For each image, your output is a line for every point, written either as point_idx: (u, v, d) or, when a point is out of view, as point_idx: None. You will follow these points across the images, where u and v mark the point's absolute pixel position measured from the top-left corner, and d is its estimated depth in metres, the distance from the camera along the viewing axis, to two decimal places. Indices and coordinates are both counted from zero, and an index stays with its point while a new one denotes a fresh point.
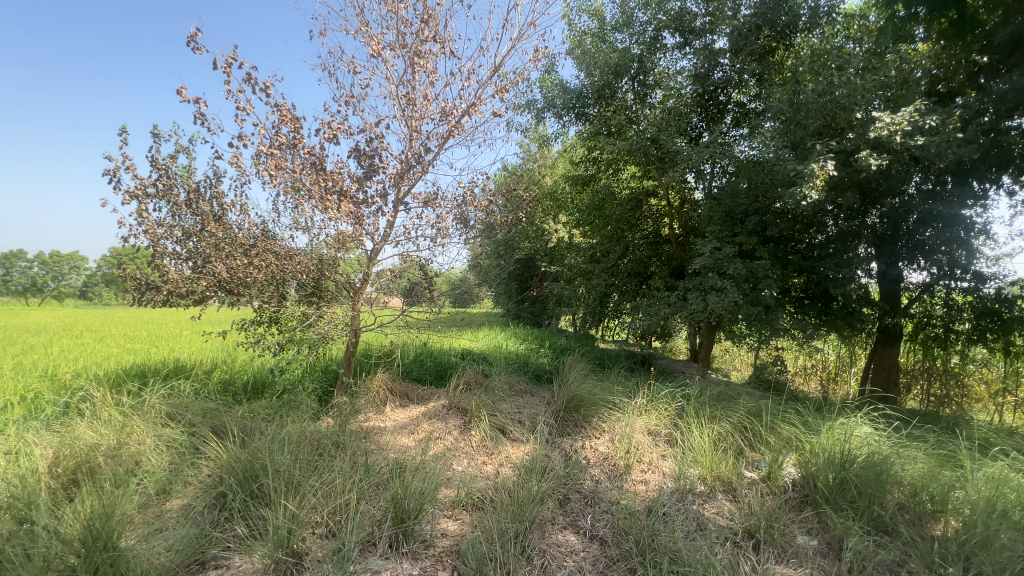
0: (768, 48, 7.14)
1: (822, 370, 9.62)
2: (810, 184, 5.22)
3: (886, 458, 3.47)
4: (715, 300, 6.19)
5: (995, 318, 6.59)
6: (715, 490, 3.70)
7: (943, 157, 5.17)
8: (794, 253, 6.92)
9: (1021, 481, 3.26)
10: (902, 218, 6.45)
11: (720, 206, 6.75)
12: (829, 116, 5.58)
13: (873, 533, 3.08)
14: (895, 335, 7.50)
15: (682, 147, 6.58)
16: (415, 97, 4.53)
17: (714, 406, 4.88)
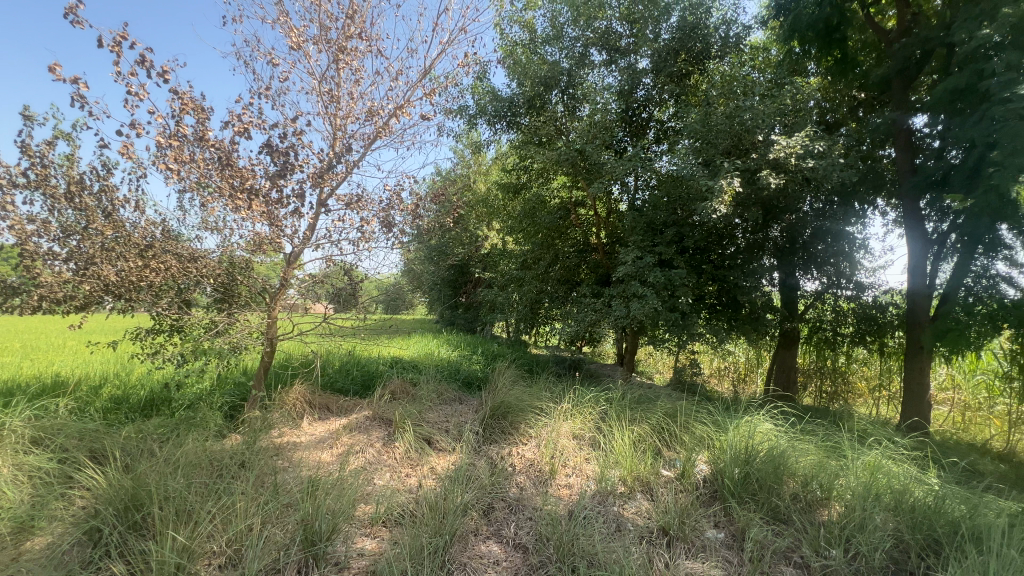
0: (685, 71, 7.66)
1: (733, 371, 10.37)
2: (720, 199, 5.63)
3: (784, 452, 3.75)
4: (637, 306, 6.46)
5: (872, 322, 7.48)
6: (634, 491, 3.84)
7: (829, 179, 5.79)
8: (708, 262, 7.37)
9: (892, 466, 3.67)
10: (799, 232, 7.10)
11: (642, 217, 7.10)
12: (737, 137, 6.11)
13: (772, 522, 3.33)
14: (793, 338, 8.25)
15: (607, 160, 6.88)
16: (339, 95, 4.33)
17: (635, 409, 5.08)
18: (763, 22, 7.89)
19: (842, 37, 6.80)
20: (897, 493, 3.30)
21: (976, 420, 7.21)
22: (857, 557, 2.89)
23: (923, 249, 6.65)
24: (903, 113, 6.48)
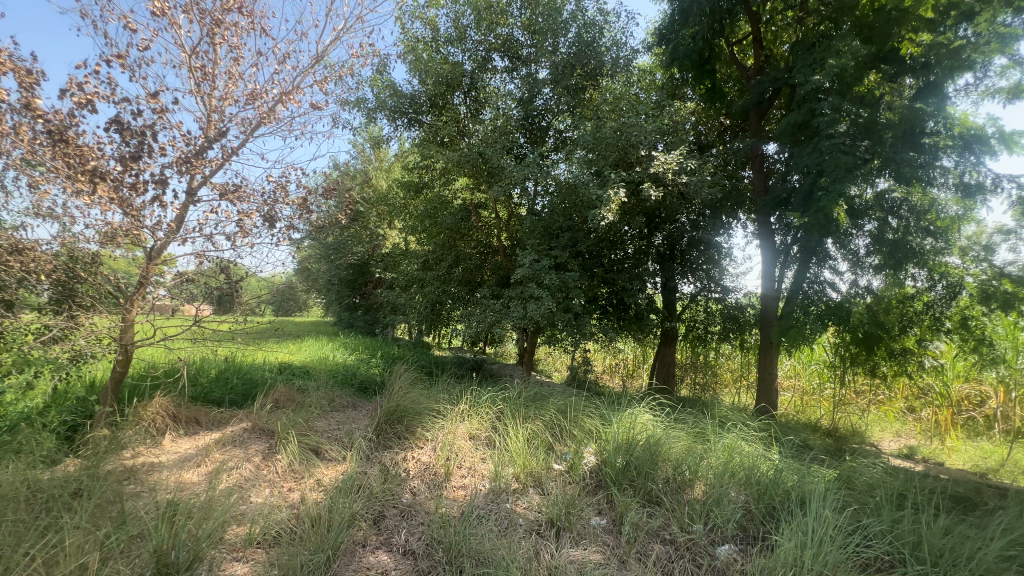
0: (580, 85, 8.11)
1: (623, 367, 11.16)
2: (607, 208, 6.07)
3: (659, 439, 4.12)
4: (534, 307, 6.72)
5: (735, 321, 8.47)
6: (526, 487, 3.97)
7: (700, 194, 6.51)
8: (599, 266, 7.82)
9: (744, 447, 4.21)
10: (678, 239, 8.06)
11: (539, 221, 7.37)
12: (623, 151, 6.61)
13: (647, 504, 3.63)
14: (672, 336, 9.07)
15: (507, 164, 7.04)
16: (215, 73, 3.89)
17: (529, 407, 5.25)
18: (650, 48, 8.64)
19: (712, 70, 7.71)
20: (748, 468, 3.77)
21: (810, 402, 8.56)
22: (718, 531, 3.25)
23: (772, 258, 7.73)
24: (759, 140, 7.49)
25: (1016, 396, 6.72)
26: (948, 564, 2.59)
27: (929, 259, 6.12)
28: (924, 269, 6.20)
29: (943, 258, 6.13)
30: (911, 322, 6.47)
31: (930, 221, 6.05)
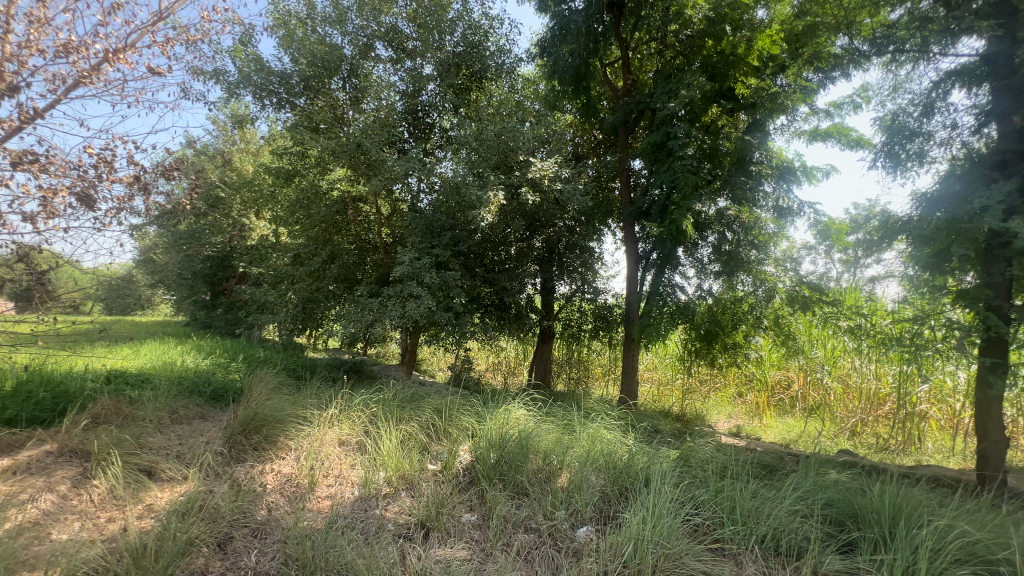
0: (465, 85, 8.12)
1: (505, 365, 11.47)
2: (487, 209, 6.26)
3: (529, 431, 4.31)
4: (412, 306, 6.61)
5: (604, 320, 9.20)
6: (398, 490, 3.87)
7: (572, 200, 7.01)
8: (480, 265, 7.95)
9: (606, 435, 4.57)
10: (556, 242, 8.50)
11: (421, 218, 7.23)
12: (503, 154, 6.89)
13: (515, 497, 3.77)
14: (549, 334, 9.57)
15: (387, 158, 6.80)
16: (11, 14, 3.16)
17: (405, 408, 5.14)
18: (534, 57, 8.98)
19: (587, 87, 8.29)
20: (606, 452, 4.11)
21: (665, 391, 9.65)
22: (577, 514, 3.49)
23: (635, 261, 8.49)
24: (625, 156, 8.25)
25: (811, 380, 8.33)
26: (754, 522, 3.08)
27: (752, 266, 7.32)
28: (749, 275, 7.35)
29: (761, 266, 7.35)
30: (741, 320, 7.58)
31: (753, 236, 7.39)
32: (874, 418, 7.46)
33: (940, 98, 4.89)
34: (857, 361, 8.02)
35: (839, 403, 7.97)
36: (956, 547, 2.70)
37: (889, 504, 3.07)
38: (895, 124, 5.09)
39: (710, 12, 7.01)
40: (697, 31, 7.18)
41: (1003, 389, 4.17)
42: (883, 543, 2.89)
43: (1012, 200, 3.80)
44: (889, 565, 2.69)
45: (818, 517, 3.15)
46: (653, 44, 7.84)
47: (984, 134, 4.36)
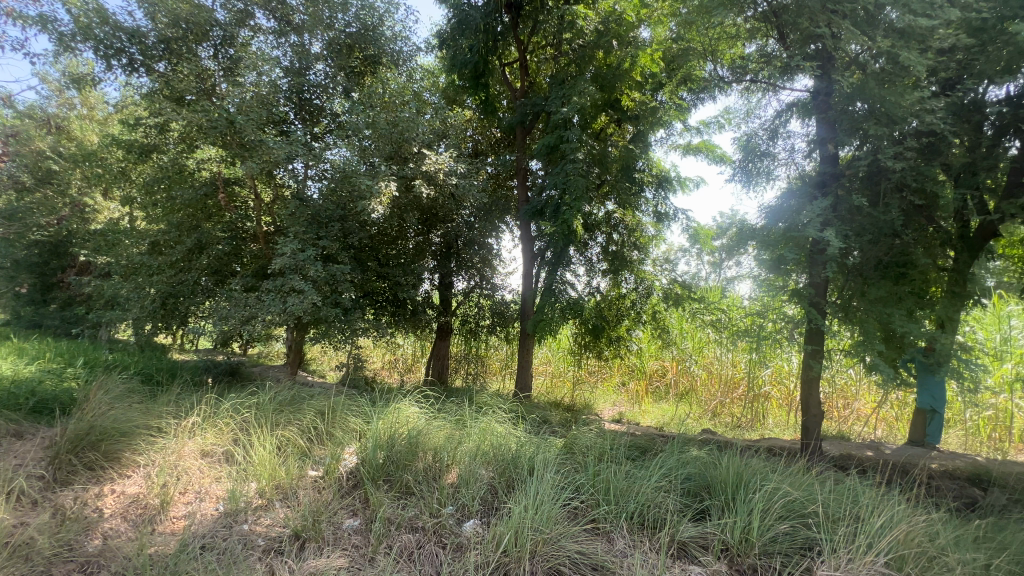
0: (359, 68, 7.65)
1: (402, 362, 11.11)
2: (378, 200, 6.11)
3: (420, 429, 4.23)
4: (295, 301, 6.12)
5: (500, 316, 9.30)
6: (271, 501, 3.56)
7: (468, 195, 7.06)
8: (374, 259, 7.62)
9: (497, 428, 4.62)
10: (454, 238, 8.44)
11: (306, 207, 6.71)
12: (397, 144, 6.66)
13: (401, 497, 3.66)
14: (447, 330, 9.44)
15: (265, 139, 6.18)
16: None
17: (284, 413, 4.75)
18: (433, 49, 8.81)
19: (485, 84, 8.34)
20: (496, 444, 4.17)
21: (557, 383, 10.09)
22: (465, 509, 3.48)
23: (530, 259, 8.71)
24: (522, 156, 8.44)
25: (681, 368, 9.30)
26: (625, 501, 3.35)
27: (634, 266, 8.00)
28: (632, 273, 8.04)
29: (641, 265, 8.05)
30: (624, 315, 8.19)
31: (636, 238, 8.08)
32: (730, 400, 8.56)
33: (781, 126, 5.72)
34: (718, 351, 9.12)
35: (704, 388, 9.01)
36: (780, 506, 3.18)
37: (733, 474, 3.52)
38: (749, 145, 5.85)
39: (599, 25, 7.49)
40: (588, 42, 7.57)
41: (820, 372, 5.02)
42: (727, 508, 3.31)
43: (826, 214, 4.58)
44: (730, 527, 3.08)
45: (677, 491, 3.51)
46: (549, 49, 8.11)
47: (811, 159, 5.18)
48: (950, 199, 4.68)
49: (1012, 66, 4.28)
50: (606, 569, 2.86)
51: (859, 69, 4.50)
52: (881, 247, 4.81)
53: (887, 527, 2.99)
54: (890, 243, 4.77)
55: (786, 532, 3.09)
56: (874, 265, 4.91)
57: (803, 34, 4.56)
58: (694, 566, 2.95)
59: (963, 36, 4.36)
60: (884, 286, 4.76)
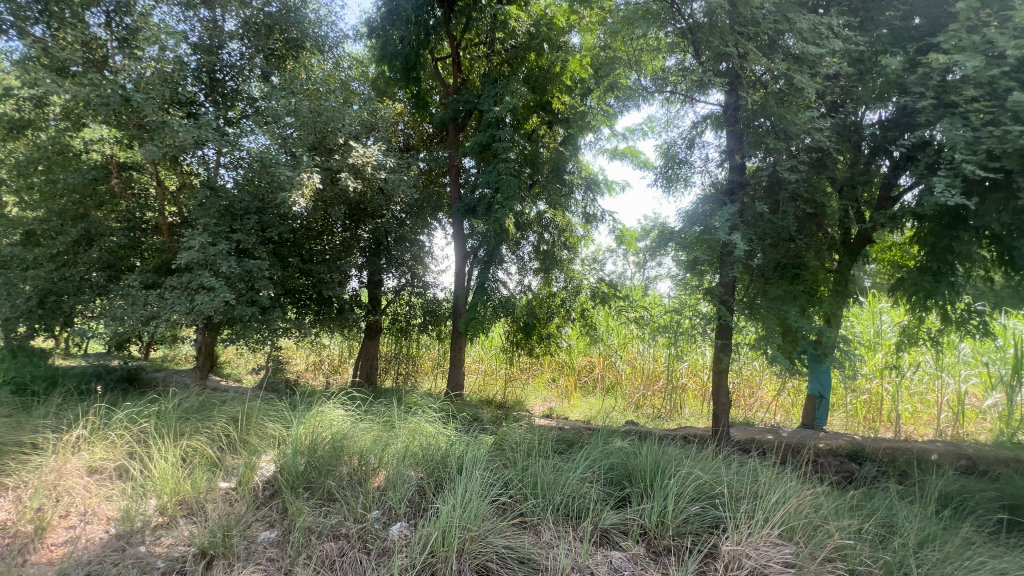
0: (280, 51, 7.12)
1: (328, 363, 10.59)
2: (299, 192, 5.75)
3: (345, 432, 4.04)
4: (204, 299, 5.63)
5: (433, 314, 9.00)
6: (175, 519, 3.27)
7: (398, 190, 6.88)
8: (295, 255, 7.18)
9: (427, 428, 4.52)
10: (384, 234, 8.09)
11: (217, 197, 6.20)
12: (321, 134, 6.32)
13: (322, 504, 3.49)
14: (376, 330, 9.05)
15: (169, 120, 5.59)
16: None
17: (191, 421, 4.35)
18: (362, 37, 8.47)
19: (417, 78, 8.17)
20: (425, 444, 4.09)
21: (490, 380, 10.14)
22: (392, 513, 3.39)
23: (462, 256, 8.62)
24: (455, 153, 8.35)
25: (608, 363, 9.70)
26: (551, 493, 3.44)
27: (564, 265, 8.24)
28: (562, 272, 8.27)
29: (570, 264, 8.30)
30: (554, 313, 8.37)
31: (566, 238, 8.34)
32: (651, 392, 9.08)
33: (698, 136, 6.14)
34: (641, 346, 9.61)
35: (628, 381, 9.47)
36: (692, 489, 3.43)
37: (652, 462, 3.74)
38: (669, 152, 6.22)
39: (531, 28, 7.60)
40: (521, 43, 7.67)
41: (728, 364, 5.47)
42: (646, 494, 3.51)
43: (733, 220, 5.00)
44: (648, 512, 3.28)
45: (601, 481, 3.66)
46: (482, 47, 8.09)
47: (722, 168, 5.61)
48: (835, 208, 5.28)
49: (882, 94, 4.91)
50: (532, 562, 2.93)
51: (762, 88, 4.94)
52: (779, 251, 5.33)
53: (781, 502, 3.32)
54: (786, 247, 5.30)
55: (696, 513, 3.34)
56: (773, 267, 5.43)
57: (714, 53, 4.93)
58: (615, 551, 3.11)
59: (845, 65, 4.93)
60: (782, 285, 5.28)
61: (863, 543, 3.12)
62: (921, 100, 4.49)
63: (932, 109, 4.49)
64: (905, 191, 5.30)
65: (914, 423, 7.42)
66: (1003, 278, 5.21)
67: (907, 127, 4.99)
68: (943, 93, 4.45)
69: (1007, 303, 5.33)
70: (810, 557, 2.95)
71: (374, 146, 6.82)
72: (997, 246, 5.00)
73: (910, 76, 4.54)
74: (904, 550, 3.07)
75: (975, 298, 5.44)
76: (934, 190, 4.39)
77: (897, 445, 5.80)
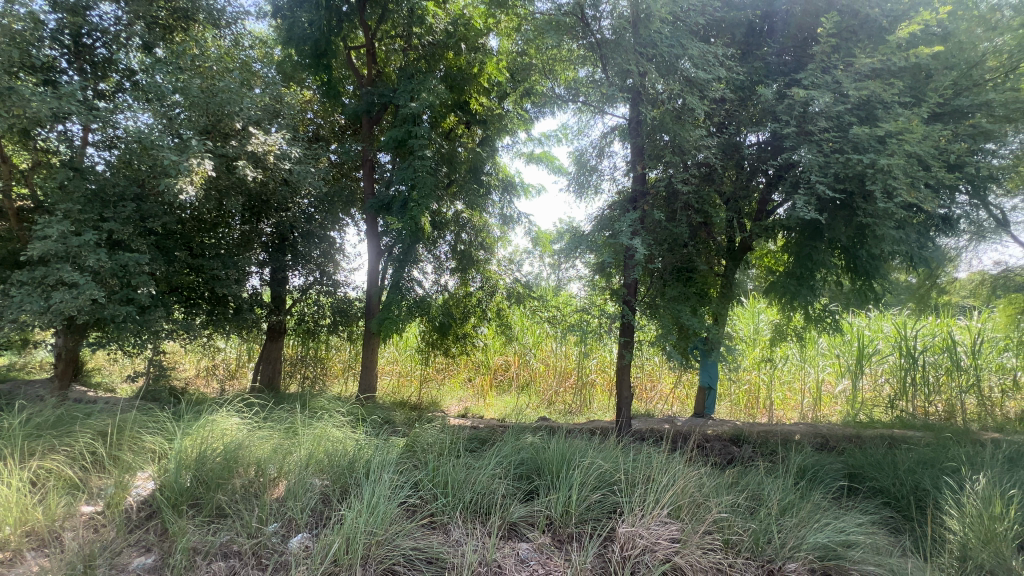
0: (165, 21, 6.34)
1: (223, 368, 9.61)
2: (188, 179, 5.19)
3: (239, 442, 3.72)
4: (64, 297, 4.87)
5: (343, 314, 8.47)
6: (21, 553, 2.82)
7: (304, 182, 6.46)
8: (183, 248, 6.46)
9: (334, 432, 4.30)
10: (288, 229, 7.59)
11: (82, 180, 5.39)
12: (214, 117, 5.76)
13: (210, 522, 3.19)
14: (280, 331, 8.31)
15: (19, 86, 4.75)
16: None
17: (46, 438, 3.76)
18: (266, 16, 7.86)
19: (328, 65, 7.74)
20: (331, 449, 3.88)
21: (404, 382, 9.89)
22: (293, 524, 3.19)
23: (375, 254, 8.30)
24: (369, 147, 8.05)
25: (522, 361, 9.91)
26: (461, 491, 3.47)
27: (480, 265, 8.28)
28: (478, 272, 8.31)
29: (486, 265, 8.36)
30: (470, 312, 8.38)
31: (483, 238, 8.36)
32: (563, 389, 9.45)
33: (607, 145, 6.51)
34: (554, 344, 9.94)
35: (541, 379, 9.76)
36: (594, 478, 3.65)
37: (559, 454, 3.90)
38: (581, 159, 6.52)
39: (449, 26, 7.54)
40: (438, 40, 7.59)
41: (630, 360, 5.86)
42: (552, 486, 3.66)
43: (635, 226, 5.37)
44: (554, 503, 3.43)
45: (510, 476, 3.75)
46: (399, 41, 7.87)
47: (628, 177, 6.00)
48: (721, 219, 5.89)
49: (759, 120, 5.57)
50: (440, 561, 2.93)
51: (661, 105, 5.36)
52: (675, 256, 5.83)
53: (670, 484, 3.65)
54: (680, 252, 5.80)
55: (598, 500, 3.56)
56: (670, 270, 5.91)
57: (620, 69, 5.25)
58: (522, 542, 3.21)
59: (729, 91, 5.52)
60: (676, 287, 5.78)
61: (736, 515, 3.52)
62: (787, 127, 5.16)
63: (795, 136, 5.18)
64: (777, 206, 6.05)
65: (783, 408, 8.51)
66: (850, 282, 6.15)
67: (778, 150, 5.69)
68: (803, 122, 5.16)
69: (853, 303, 6.30)
70: (693, 531, 3.27)
71: (277, 133, 6.36)
72: (845, 255, 5.89)
73: (780, 106, 5.20)
74: (769, 518, 3.51)
75: (829, 299, 6.35)
76: (796, 206, 5.07)
77: (770, 428, 6.60)
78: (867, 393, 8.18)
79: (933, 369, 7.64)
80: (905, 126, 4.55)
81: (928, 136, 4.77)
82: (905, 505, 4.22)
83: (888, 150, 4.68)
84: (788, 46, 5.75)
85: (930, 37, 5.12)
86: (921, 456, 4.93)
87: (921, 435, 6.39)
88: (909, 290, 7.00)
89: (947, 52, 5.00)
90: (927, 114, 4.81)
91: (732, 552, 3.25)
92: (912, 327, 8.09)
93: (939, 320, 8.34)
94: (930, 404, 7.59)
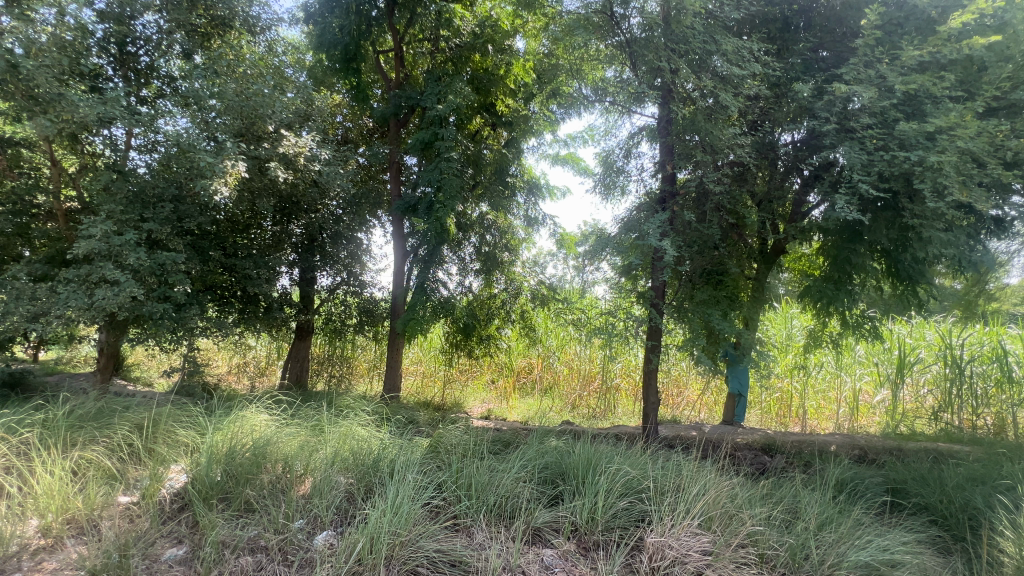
0: (203, 28, 6.53)
1: (254, 366, 9.87)
2: (222, 180, 5.35)
3: (267, 438, 3.76)
4: (107, 294, 5.08)
5: (368, 314, 8.57)
6: (61, 540, 2.92)
7: (332, 184, 6.57)
8: (216, 248, 6.65)
9: (359, 431, 4.31)
10: (317, 229, 7.72)
11: (125, 182, 5.62)
12: (249, 120, 5.94)
13: (239, 517, 3.24)
14: (307, 330, 8.46)
15: (68, 93, 4.98)
16: None
17: (88, 429, 3.91)
18: (299, 22, 8.05)
19: (357, 69, 7.87)
20: (356, 447, 3.90)
21: (428, 382, 9.94)
22: (320, 523, 3.19)
23: (401, 255, 8.36)
24: (396, 150, 8.13)
25: (546, 364, 9.80)
26: (485, 494, 3.44)
27: (504, 266, 8.25)
28: (502, 274, 8.29)
29: (511, 266, 8.34)
30: (494, 313, 8.36)
31: (507, 240, 8.32)
32: (587, 393, 9.33)
33: (634, 146, 6.39)
34: (578, 348, 9.81)
35: (565, 382, 9.64)
36: (621, 484, 3.55)
37: (584, 459, 3.83)
38: (607, 160, 6.41)
39: (477, 28, 7.58)
40: (465, 42, 7.64)
41: (658, 365, 5.71)
42: (577, 492, 3.60)
43: (664, 227, 5.23)
44: (580, 509, 3.36)
45: (535, 480, 3.70)
46: (426, 44, 7.94)
47: (656, 177, 5.87)
48: (754, 220, 5.72)
49: (795, 118, 5.37)
50: (464, 564, 2.90)
51: (692, 104, 5.23)
52: (705, 258, 5.67)
53: (700, 494, 3.53)
54: (711, 254, 5.64)
55: (625, 508, 3.47)
56: (700, 273, 5.76)
57: (650, 67, 5.14)
58: (547, 547, 3.16)
59: (764, 88, 5.36)
60: (706, 290, 5.62)
61: (771, 529, 3.38)
62: (826, 125, 4.95)
63: (835, 134, 4.99)
64: (813, 208, 5.82)
65: (817, 418, 8.22)
66: (891, 288, 5.88)
67: (816, 149, 5.49)
68: (844, 119, 4.96)
69: (894, 310, 6.01)
70: (726, 544, 3.15)
71: (308, 136, 6.50)
72: (886, 259, 5.62)
73: (818, 103, 4.99)
74: (805, 532, 3.36)
75: (868, 305, 6.08)
76: (836, 206, 4.87)
77: (803, 438, 6.35)
78: (909, 404, 7.76)
79: (981, 381, 7.19)
80: (957, 121, 4.33)
81: (980, 133, 4.51)
82: (954, 524, 3.97)
83: (938, 147, 4.45)
84: (826, 42, 5.55)
85: (983, 28, 4.81)
86: (971, 472, 4.64)
87: (970, 450, 6.03)
88: (954, 296, 6.63)
89: (1002, 44, 4.67)
90: (980, 109, 4.55)
91: (767, 567, 3.12)
92: (957, 336, 7.64)
93: (987, 329, 7.87)
94: (979, 417, 7.15)
